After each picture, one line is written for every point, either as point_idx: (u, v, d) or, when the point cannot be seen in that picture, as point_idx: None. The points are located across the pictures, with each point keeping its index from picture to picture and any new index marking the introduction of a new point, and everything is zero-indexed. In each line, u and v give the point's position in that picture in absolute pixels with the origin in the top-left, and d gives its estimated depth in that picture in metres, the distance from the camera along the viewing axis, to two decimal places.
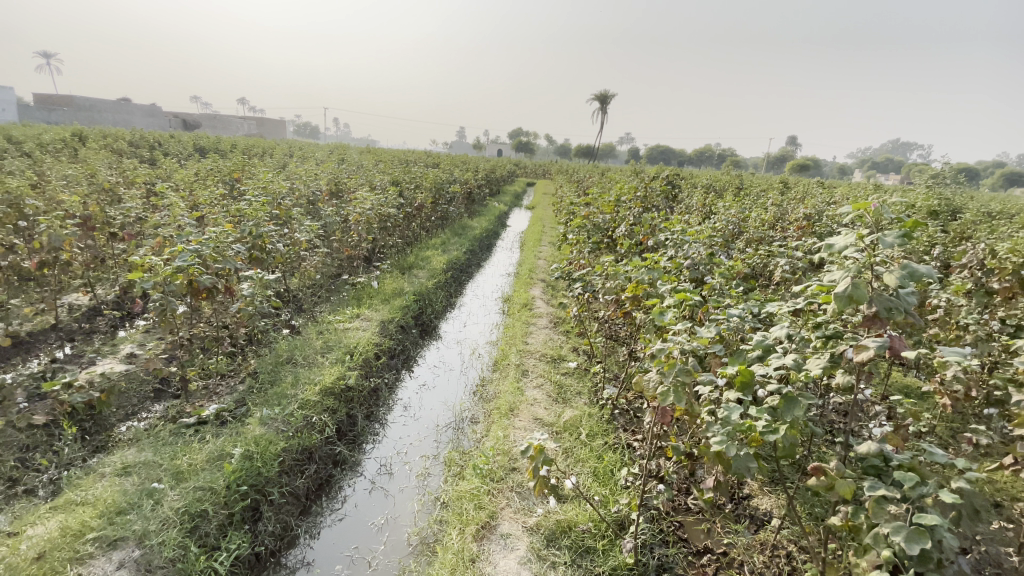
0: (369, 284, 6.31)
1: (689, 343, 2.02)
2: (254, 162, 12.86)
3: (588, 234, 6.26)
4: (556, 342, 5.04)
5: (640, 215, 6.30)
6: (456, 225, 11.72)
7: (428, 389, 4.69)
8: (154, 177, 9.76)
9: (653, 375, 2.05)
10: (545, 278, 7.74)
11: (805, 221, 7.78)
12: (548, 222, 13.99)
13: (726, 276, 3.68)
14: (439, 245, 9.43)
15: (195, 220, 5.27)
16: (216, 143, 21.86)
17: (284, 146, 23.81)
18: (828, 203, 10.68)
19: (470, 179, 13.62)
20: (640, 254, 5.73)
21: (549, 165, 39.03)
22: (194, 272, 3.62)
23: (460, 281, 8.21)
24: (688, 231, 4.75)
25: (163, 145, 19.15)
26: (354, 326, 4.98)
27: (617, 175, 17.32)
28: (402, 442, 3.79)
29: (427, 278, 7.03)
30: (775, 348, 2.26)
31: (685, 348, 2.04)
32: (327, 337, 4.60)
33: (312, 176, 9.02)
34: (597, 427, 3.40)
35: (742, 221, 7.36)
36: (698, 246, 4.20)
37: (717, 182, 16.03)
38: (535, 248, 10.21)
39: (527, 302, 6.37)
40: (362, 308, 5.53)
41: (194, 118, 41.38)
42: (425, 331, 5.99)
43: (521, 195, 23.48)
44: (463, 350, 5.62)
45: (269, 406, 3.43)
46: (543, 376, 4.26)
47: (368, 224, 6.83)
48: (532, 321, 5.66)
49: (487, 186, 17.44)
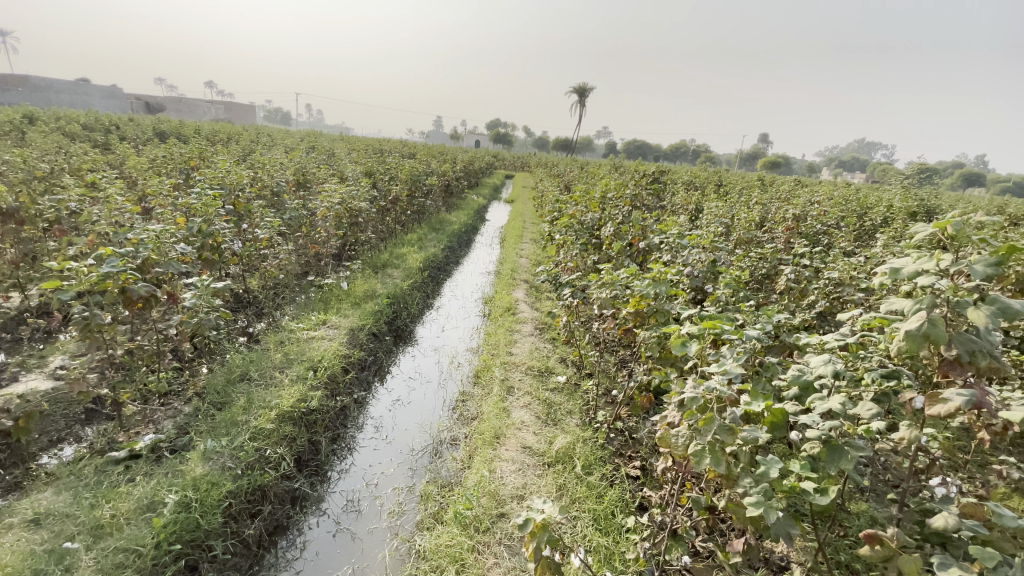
0: (339, 285, 5.82)
1: (724, 389, 1.68)
2: (217, 150, 12.05)
3: (574, 234, 5.90)
4: (542, 352, 4.66)
5: (629, 215, 5.96)
6: (433, 220, 11.22)
7: (402, 405, 4.25)
8: (104, 164, 8.96)
9: (681, 428, 1.69)
10: (528, 279, 7.36)
11: (793, 222, 7.59)
12: (528, 217, 13.62)
13: (733, 288, 3.37)
14: (415, 241, 8.93)
15: (139, 214, 4.70)
16: (182, 129, 20.69)
17: (252, 132, 22.76)
18: (811, 203, 10.60)
19: (447, 172, 13.13)
20: (630, 257, 5.39)
21: (527, 158, 38.70)
22: (126, 279, 3.11)
23: (437, 280, 7.75)
24: (685, 235, 4.44)
25: (121, 128, 17.97)
26: (320, 336, 4.50)
27: (597, 170, 17.10)
28: (373, 472, 3.36)
29: (402, 278, 6.56)
30: (814, 387, 1.92)
31: (718, 394, 1.69)
32: (289, 349, 4.11)
33: (278, 166, 8.40)
34: (593, 457, 3.05)
35: (731, 221, 7.11)
36: (699, 253, 3.87)
37: (698, 179, 15.95)
38: (516, 245, 9.82)
39: (510, 305, 5.98)
40: (329, 313, 5.04)
41: (156, 101, 39.38)
42: (399, 337, 5.55)
43: (499, 189, 23.04)
44: (441, 359, 5.20)
45: (213, 437, 2.96)
46: (530, 393, 3.88)
47: (337, 220, 6.31)
48: (515, 328, 5.27)
49: (465, 178, 16.92)
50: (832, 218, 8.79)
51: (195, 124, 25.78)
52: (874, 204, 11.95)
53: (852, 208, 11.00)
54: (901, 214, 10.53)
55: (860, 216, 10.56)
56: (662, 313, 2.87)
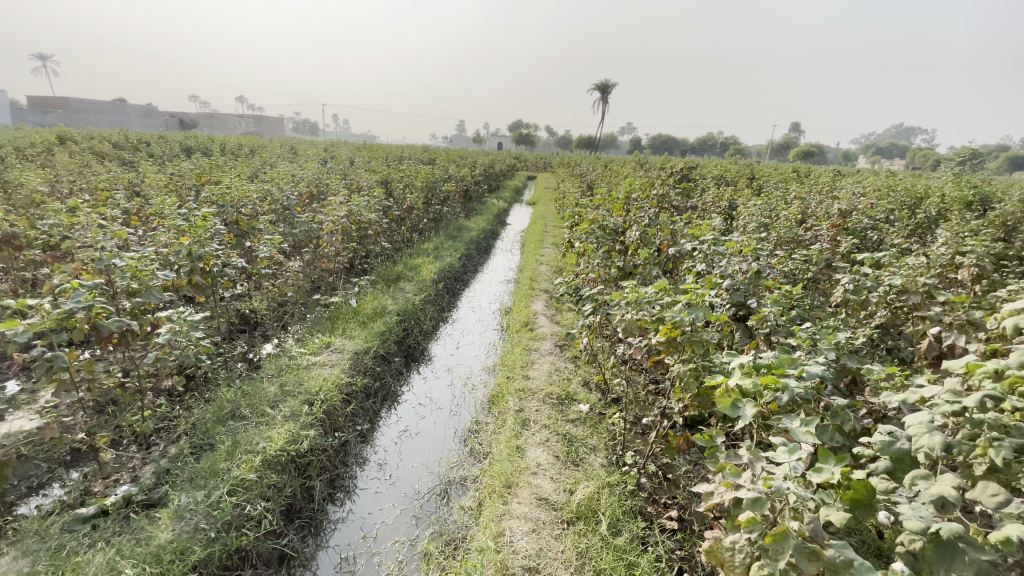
0: (346, 303, 5.50)
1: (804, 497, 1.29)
2: (235, 164, 11.99)
3: (597, 241, 5.43)
4: (563, 375, 4.21)
5: (656, 217, 5.45)
6: (451, 226, 10.88)
7: (409, 438, 3.87)
8: (122, 182, 8.93)
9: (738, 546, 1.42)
10: (548, 289, 6.91)
11: (838, 218, 6.91)
12: (550, 220, 13.15)
13: (780, 306, 2.87)
14: (430, 250, 8.60)
15: (132, 237, 4.47)
16: (209, 144, 21.05)
17: (277, 144, 23.13)
18: (857, 196, 9.80)
19: (466, 177, 12.78)
20: (659, 265, 4.89)
21: (549, 157, 38.24)
22: (98, 314, 2.89)
23: (453, 292, 7.39)
24: (719, 240, 3.95)
25: (150, 146, 18.34)
26: (322, 362, 4.17)
27: (622, 169, 16.49)
28: (372, 521, 2.99)
29: (415, 292, 6.21)
30: (916, 463, 1.43)
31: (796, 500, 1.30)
32: (285, 379, 3.80)
33: (289, 178, 8.20)
34: (620, 511, 2.62)
35: (771, 220, 6.50)
36: (736, 265, 3.39)
37: (729, 174, 15.17)
38: (537, 251, 9.38)
39: (528, 318, 5.56)
40: (334, 335, 4.72)
41: (187, 117, 40.53)
42: (411, 357, 5.21)
43: (521, 191, 22.62)
44: (454, 381, 4.81)
45: (189, 491, 2.64)
46: (548, 427, 3.45)
47: (345, 234, 6.03)
48: (533, 346, 4.84)
49: (486, 182, 16.57)
50: (879, 212, 8.07)
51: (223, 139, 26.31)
52: (923, 193, 11.08)
53: (900, 198, 10.17)
54: (956, 203, 9.66)
55: (911, 207, 9.73)
56: (698, 343, 2.40)
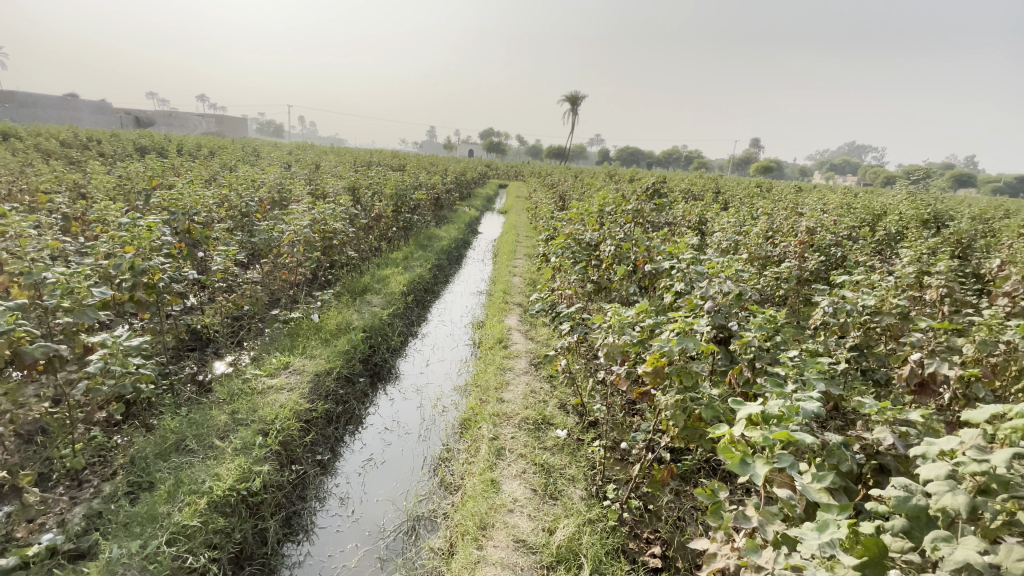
0: (309, 318, 5.18)
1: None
2: (193, 166, 11.39)
3: (572, 256, 5.30)
4: (538, 397, 4.05)
5: (631, 232, 5.37)
6: (421, 235, 10.60)
7: (374, 467, 3.61)
8: (64, 183, 8.31)
9: None
10: (522, 302, 6.75)
11: (807, 234, 7.02)
12: (522, 230, 13.05)
13: (764, 330, 2.79)
14: (400, 260, 8.31)
15: (68, 246, 4.06)
16: (168, 144, 20.08)
17: (239, 146, 22.28)
18: (821, 212, 10.06)
19: (437, 185, 12.54)
20: (635, 282, 4.79)
21: (519, 166, 38.30)
22: (21, 337, 2.56)
23: (423, 305, 7.13)
24: (698, 259, 3.88)
25: (101, 144, 17.33)
26: (280, 384, 3.88)
27: (593, 180, 16.60)
28: (332, 564, 2.72)
29: (382, 306, 5.93)
30: (931, 520, 1.33)
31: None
32: (238, 406, 3.49)
33: (250, 183, 7.78)
34: (601, 553, 2.46)
35: (743, 235, 6.53)
36: (717, 284, 3.30)
37: (697, 187, 15.47)
38: (509, 262, 9.22)
39: (502, 334, 5.37)
40: (293, 354, 4.41)
41: (143, 115, 38.78)
42: (377, 376, 4.95)
43: (493, 199, 22.51)
44: (423, 403, 4.58)
45: (121, 539, 2.31)
46: (524, 456, 3.27)
47: (309, 244, 5.72)
48: (507, 365, 4.65)
49: (457, 190, 16.37)
50: (843, 229, 8.28)
51: (181, 138, 25.24)
52: (881, 210, 11.49)
53: (861, 215, 10.51)
54: (912, 222, 10.04)
55: (871, 224, 10.07)
56: (687, 375, 2.27)
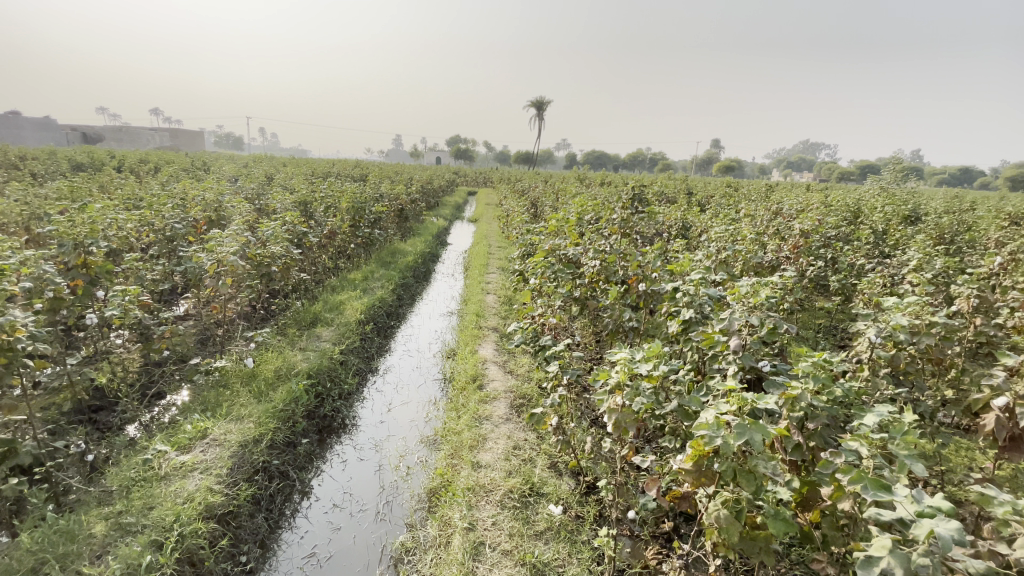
0: (240, 365, 4.31)
1: None
2: (123, 183, 10.22)
3: (552, 276, 4.59)
4: (523, 455, 3.30)
5: (620, 244, 4.69)
6: (384, 251, 9.73)
7: (314, 567, 2.81)
8: None
9: None
10: (496, 325, 6.00)
11: (802, 238, 6.51)
12: (494, 240, 12.31)
13: (818, 382, 2.13)
14: (359, 281, 7.45)
15: None
16: (109, 161, 18.54)
17: (189, 159, 21.00)
18: (804, 212, 9.67)
19: (400, 195, 11.70)
20: (629, 303, 4.11)
21: (487, 172, 37.66)
22: None
23: (385, 333, 6.30)
24: (706, 279, 3.22)
25: (27, 162, 15.73)
26: (192, 464, 3.04)
27: (564, 184, 16.01)
28: None
29: (335, 340, 5.11)
30: None
31: None
32: (128, 505, 2.64)
33: (180, 203, 6.81)
34: None
35: (736, 241, 5.96)
36: (738, 312, 2.63)
37: (671, 189, 15.09)
38: (481, 278, 8.46)
39: (476, 369, 4.60)
40: (216, 416, 3.56)
41: (86, 129, 36.43)
42: (327, 431, 4.11)
43: (462, 208, 21.74)
44: (382, 464, 3.77)
45: None
46: (509, 553, 2.51)
47: (244, 272, 4.84)
48: (483, 412, 3.88)
49: (423, 200, 15.55)
50: (831, 229, 7.85)
51: (125, 153, 23.65)
52: (857, 206, 11.26)
53: (841, 212, 10.20)
54: (892, 218, 9.77)
55: (853, 222, 9.73)
56: (750, 478, 1.53)
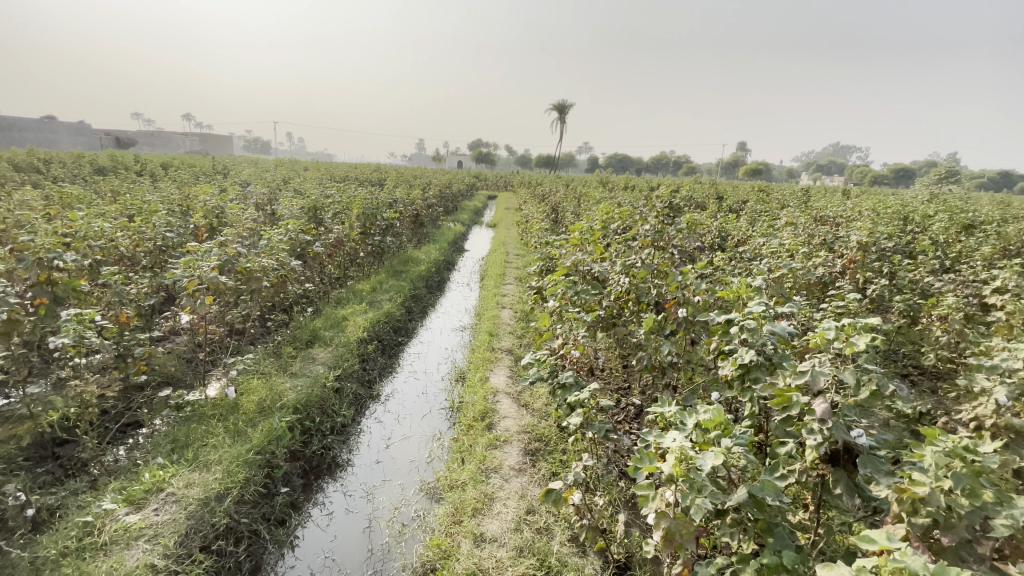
0: (219, 395, 3.83)
1: None
2: (135, 187, 9.99)
3: (575, 297, 3.99)
4: (537, 525, 2.70)
5: (653, 260, 4.05)
6: (397, 259, 9.25)
7: None
8: None
9: None
10: (511, 346, 5.41)
11: (859, 251, 5.74)
12: (513, 247, 11.71)
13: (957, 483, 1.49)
14: (366, 293, 6.96)
15: None
16: (132, 164, 18.63)
17: (212, 163, 21.03)
18: (853, 219, 8.81)
19: (416, 200, 11.23)
20: (666, 333, 3.49)
21: (507, 177, 37.12)
22: None
23: (391, 352, 5.77)
24: (769, 312, 2.57)
25: (53, 165, 15.87)
26: (140, 528, 2.54)
27: (588, 189, 15.33)
28: None
29: (331, 364, 4.60)
30: None
31: None
32: None
33: (180, 210, 6.43)
34: None
35: (784, 255, 5.25)
36: (824, 365, 1.99)
37: (701, 194, 14.29)
38: (498, 290, 7.87)
39: (486, 403, 4.02)
40: (181, 462, 3.07)
41: (118, 134, 37.32)
42: (312, 475, 3.59)
43: (482, 213, 21.21)
44: (372, 518, 3.21)
45: None
46: None
47: (229, 288, 4.36)
48: (492, 460, 3.30)
49: (441, 205, 15.08)
50: (889, 239, 7.02)
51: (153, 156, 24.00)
52: (908, 212, 10.31)
53: (891, 219, 9.31)
54: (951, 227, 8.85)
55: (909, 231, 8.82)
56: None
